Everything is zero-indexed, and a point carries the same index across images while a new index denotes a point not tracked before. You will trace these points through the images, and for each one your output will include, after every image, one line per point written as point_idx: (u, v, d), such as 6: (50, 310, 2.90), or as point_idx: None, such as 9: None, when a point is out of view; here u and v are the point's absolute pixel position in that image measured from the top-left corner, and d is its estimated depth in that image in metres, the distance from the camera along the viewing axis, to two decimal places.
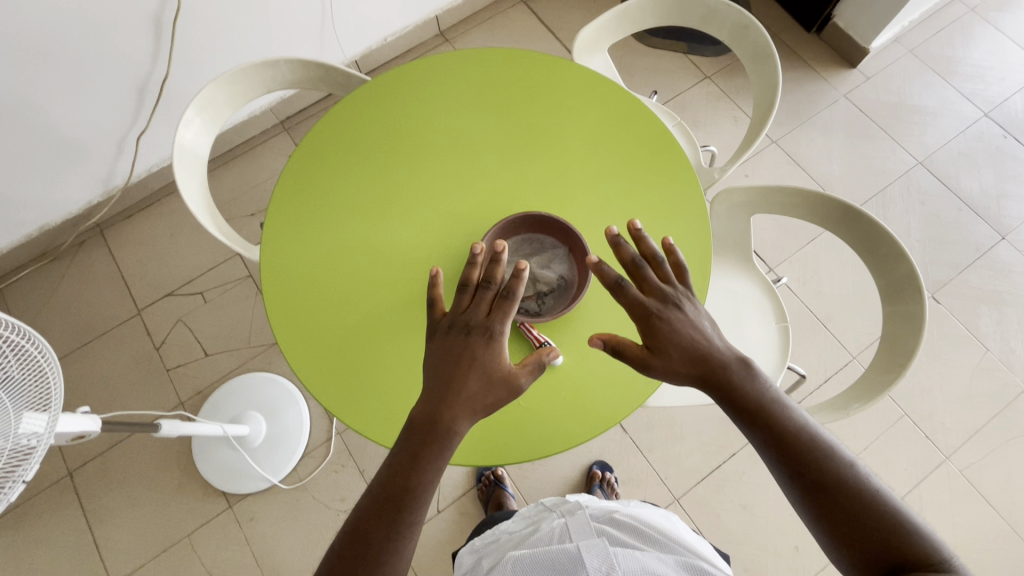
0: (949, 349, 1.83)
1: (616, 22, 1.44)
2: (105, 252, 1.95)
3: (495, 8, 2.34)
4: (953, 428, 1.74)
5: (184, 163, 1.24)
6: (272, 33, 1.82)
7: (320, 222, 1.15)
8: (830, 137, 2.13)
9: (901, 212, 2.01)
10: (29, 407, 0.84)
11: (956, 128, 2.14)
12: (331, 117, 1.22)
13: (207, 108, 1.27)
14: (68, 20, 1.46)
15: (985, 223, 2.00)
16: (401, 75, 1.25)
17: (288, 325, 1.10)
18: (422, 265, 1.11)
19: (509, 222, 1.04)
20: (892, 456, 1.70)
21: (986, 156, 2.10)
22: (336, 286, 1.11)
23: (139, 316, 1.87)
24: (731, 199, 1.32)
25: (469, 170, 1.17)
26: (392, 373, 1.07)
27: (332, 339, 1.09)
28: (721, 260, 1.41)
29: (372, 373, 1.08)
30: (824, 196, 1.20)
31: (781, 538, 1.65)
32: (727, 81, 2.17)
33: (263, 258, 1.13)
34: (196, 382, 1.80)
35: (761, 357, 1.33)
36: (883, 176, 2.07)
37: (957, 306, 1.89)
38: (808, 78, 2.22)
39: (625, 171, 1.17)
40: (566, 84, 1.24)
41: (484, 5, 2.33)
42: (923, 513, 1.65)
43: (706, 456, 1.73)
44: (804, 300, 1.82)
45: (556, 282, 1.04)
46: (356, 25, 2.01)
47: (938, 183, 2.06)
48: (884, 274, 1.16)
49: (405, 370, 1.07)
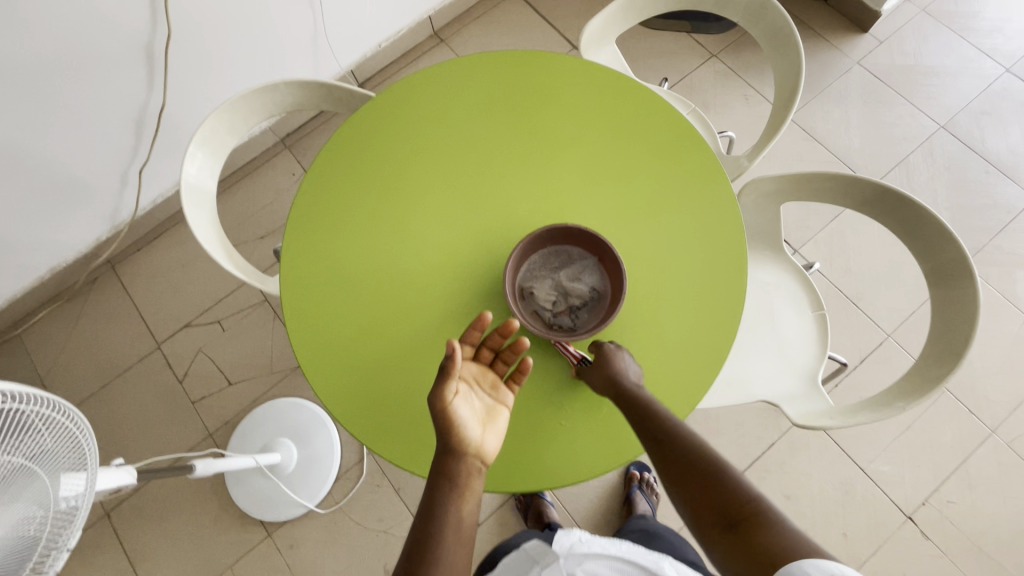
0: (986, 319, 1.78)
1: (623, 11, 1.37)
2: (118, 288, 1.93)
3: (488, 3, 2.27)
4: (997, 399, 1.69)
5: (193, 200, 1.21)
6: (265, 50, 1.77)
7: (336, 247, 1.11)
8: (846, 107, 2.06)
9: (925, 180, 1.94)
10: (66, 470, 0.82)
11: (977, 87, 2.05)
12: (338, 138, 1.17)
13: (209, 140, 1.23)
14: (58, 59, 1.42)
15: (1015, 184, 1.93)
16: (407, 87, 1.20)
17: (307, 357, 1.07)
18: (446, 286, 1.08)
19: (534, 236, 0.99)
20: (936, 434, 1.66)
21: (1011, 113, 2.02)
22: (358, 309, 1.08)
23: (159, 350, 1.86)
24: (759, 188, 1.26)
25: (485, 181, 1.12)
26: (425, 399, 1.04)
27: (355, 368, 1.06)
28: (751, 251, 1.36)
29: (399, 400, 1.05)
30: (861, 179, 1.14)
31: (828, 525, 1.59)
32: (735, 58, 2.10)
33: (285, 289, 1.10)
34: (222, 412, 1.79)
35: (800, 349, 1.28)
36: (904, 144, 2.00)
37: (992, 273, 1.83)
38: (819, 47, 2.14)
39: (648, 169, 1.12)
40: (579, 83, 1.19)
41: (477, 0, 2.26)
42: (970, 490, 1.61)
43: (745, 448, 1.67)
44: (835, 281, 1.76)
45: (589, 294, 1.00)
46: (348, 33, 1.95)
47: (962, 147, 1.98)
48: (930, 258, 1.11)
49: None
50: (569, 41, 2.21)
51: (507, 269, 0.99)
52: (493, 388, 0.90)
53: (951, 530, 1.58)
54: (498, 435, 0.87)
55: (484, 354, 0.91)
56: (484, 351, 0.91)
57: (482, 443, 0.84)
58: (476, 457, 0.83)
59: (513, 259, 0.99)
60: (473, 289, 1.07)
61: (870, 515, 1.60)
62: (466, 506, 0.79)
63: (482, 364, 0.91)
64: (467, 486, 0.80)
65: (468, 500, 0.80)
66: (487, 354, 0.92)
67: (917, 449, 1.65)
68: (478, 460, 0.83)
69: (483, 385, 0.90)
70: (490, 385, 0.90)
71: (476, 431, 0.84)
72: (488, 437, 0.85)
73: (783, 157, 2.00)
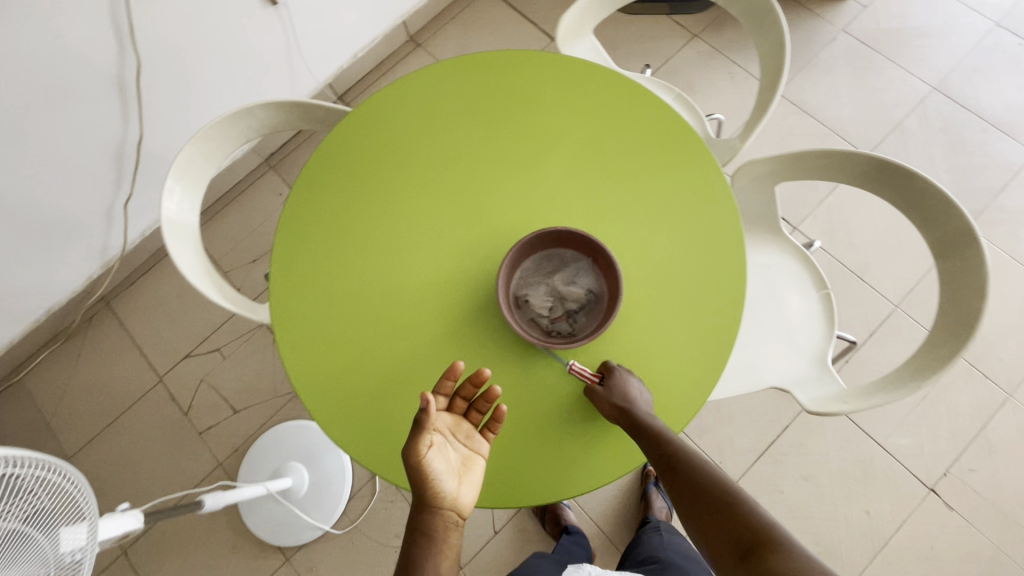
0: (995, 281, 1.74)
1: (598, 1, 1.34)
2: (115, 324, 1.91)
3: (462, 2, 2.24)
4: (1012, 362, 1.66)
5: (175, 235, 1.19)
6: (240, 72, 1.75)
7: (324, 270, 1.09)
8: (834, 76, 2.01)
9: (921, 144, 1.91)
10: (64, 524, 0.80)
11: (967, 44, 2.01)
12: (317, 158, 1.15)
13: (186, 172, 1.21)
14: (29, 102, 1.39)
15: (1013, 141, 1.89)
16: (384, 99, 1.17)
17: (298, 380, 1.05)
18: (440, 302, 1.05)
19: (525, 243, 0.96)
20: (952, 402, 1.63)
21: (1004, 68, 1.97)
22: (352, 332, 1.06)
23: (161, 383, 1.85)
24: (752, 172, 1.22)
25: (471, 191, 1.10)
26: None
27: (349, 390, 1.04)
28: (749, 235, 1.33)
29: (397, 420, 1.03)
30: (857, 153, 1.10)
31: (850, 504, 1.57)
32: (717, 36, 2.06)
33: (275, 318, 1.08)
34: (230, 441, 1.78)
35: (807, 331, 1.26)
36: (897, 109, 1.95)
37: (997, 233, 1.79)
38: (803, 17, 2.09)
39: (637, 164, 1.09)
40: (559, 80, 1.15)
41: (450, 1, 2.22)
42: (992, 456, 1.59)
43: (759, 433, 1.64)
44: (837, 256, 1.73)
45: (585, 297, 0.98)
46: (323, 46, 1.92)
47: (956, 107, 1.94)
48: (933, 229, 1.08)
49: None
50: (547, 33, 2.17)
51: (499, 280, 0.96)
52: (470, 438, 0.88)
53: (974, 498, 1.56)
54: (476, 486, 0.85)
55: (459, 404, 0.88)
56: (459, 401, 0.88)
57: (458, 496, 0.82)
58: (452, 510, 0.81)
59: (505, 269, 0.96)
60: (468, 303, 1.05)
61: (892, 490, 1.57)
62: (444, 561, 0.77)
63: (457, 413, 0.88)
64: (444, 541, 0.78)
65: (446, 555, 0.78)
66: (462, 404, 0.89)
67: (934, 419, 1.62)
68: (455, 514, 0.81)
69: (459, 435, 0.87)
70: (466, 434, 0.87)
71: (451, 484, 0.81)
72: (464, 489, 0.83)
73: (774, 135, 1.96)
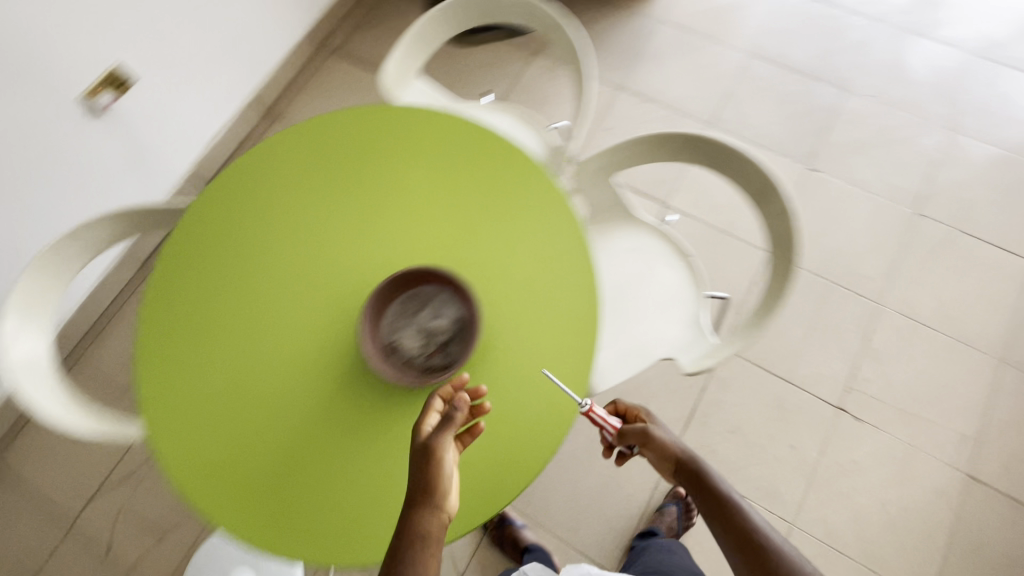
0: (841, 208, 1.94)
1: (410, 46, 1.41)
2: (8, 483, 1.75)
3: (310, 69, 2.28)
4: (874, 275, 1.85)
5: (31, 377, 1.13)
6: (86, 188, 1.69)
7: (199, 383, 1.04)
8: (664, 62, 2.20)
9: (751, 105, 2.11)
10: None
11: (764, 11, 2.27)
12: (162, 263, 1.10)
13: (26, 308, 1.15)
14: None
15: (823, 84, 2.13)
16: (227, 186, 1.14)
17: (173, 481, 0.99)
18: (329, 377, 1.04)
19: (379, 291, 1.00)
20: (835, 324, 1.79)
21: (800, 24, 2.23)
22: (244, 436, 1.01)
23: (74, 529, 1.70)
24: (587, 171, 1.35)
25: (332, 258, 1.10)
26: (350, 483, 0.99)
27: (228, 480, 0.99)
28: (607, 225, 1.42)
29: (286, 496, 0.98)
30: (664, 133, 1.20)
31: (776, 442, 1.68)
32: (553, 51, 2.21)
33: (151, 443, 1.01)
34: (165, 568, 1.65)
35: (680, 299, 1.35)
36: (723, 79, 2.16)
37: (833, 166, 2.01)
38: (623, 18, 2.29)
39: (483, 193, 1.13)
40: (393, 130, 1.18)
41: (298, 69, 2.26)
42: (880, 362, 1.75)
43: (681, 401, 1.73)
44: (702, 219, 1.88)
45: (453, 327, 1.01)
46: (172, 142, 1.90)
47: (771, 66, 2.17)
48: (749, 182, 1.17)
49: (362, 475, 0.99)
50: None
51: (365, 334, 0.99)
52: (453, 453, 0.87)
53: (876, 403, 1.70)
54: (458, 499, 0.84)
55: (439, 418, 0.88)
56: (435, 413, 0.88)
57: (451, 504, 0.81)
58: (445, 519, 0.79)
59: (365, 321, 0.99)
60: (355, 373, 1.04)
61: (807, 418, 1.70)
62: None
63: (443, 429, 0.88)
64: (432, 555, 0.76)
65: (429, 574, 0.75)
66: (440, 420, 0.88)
67: (825, 343, 1.77)
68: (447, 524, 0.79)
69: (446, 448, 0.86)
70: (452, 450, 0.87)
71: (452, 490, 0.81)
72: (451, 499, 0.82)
73: (624, 123, 2.10)
